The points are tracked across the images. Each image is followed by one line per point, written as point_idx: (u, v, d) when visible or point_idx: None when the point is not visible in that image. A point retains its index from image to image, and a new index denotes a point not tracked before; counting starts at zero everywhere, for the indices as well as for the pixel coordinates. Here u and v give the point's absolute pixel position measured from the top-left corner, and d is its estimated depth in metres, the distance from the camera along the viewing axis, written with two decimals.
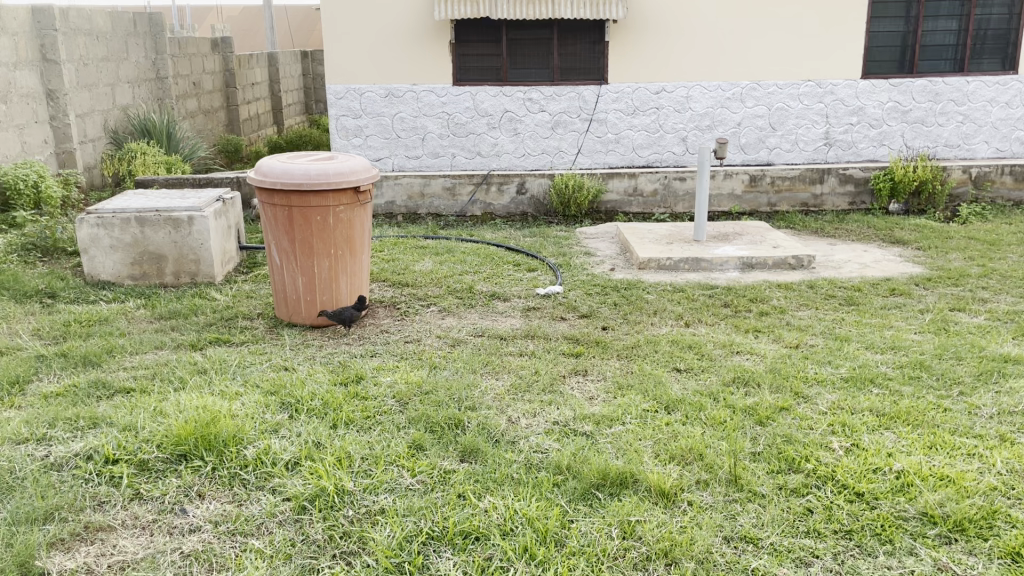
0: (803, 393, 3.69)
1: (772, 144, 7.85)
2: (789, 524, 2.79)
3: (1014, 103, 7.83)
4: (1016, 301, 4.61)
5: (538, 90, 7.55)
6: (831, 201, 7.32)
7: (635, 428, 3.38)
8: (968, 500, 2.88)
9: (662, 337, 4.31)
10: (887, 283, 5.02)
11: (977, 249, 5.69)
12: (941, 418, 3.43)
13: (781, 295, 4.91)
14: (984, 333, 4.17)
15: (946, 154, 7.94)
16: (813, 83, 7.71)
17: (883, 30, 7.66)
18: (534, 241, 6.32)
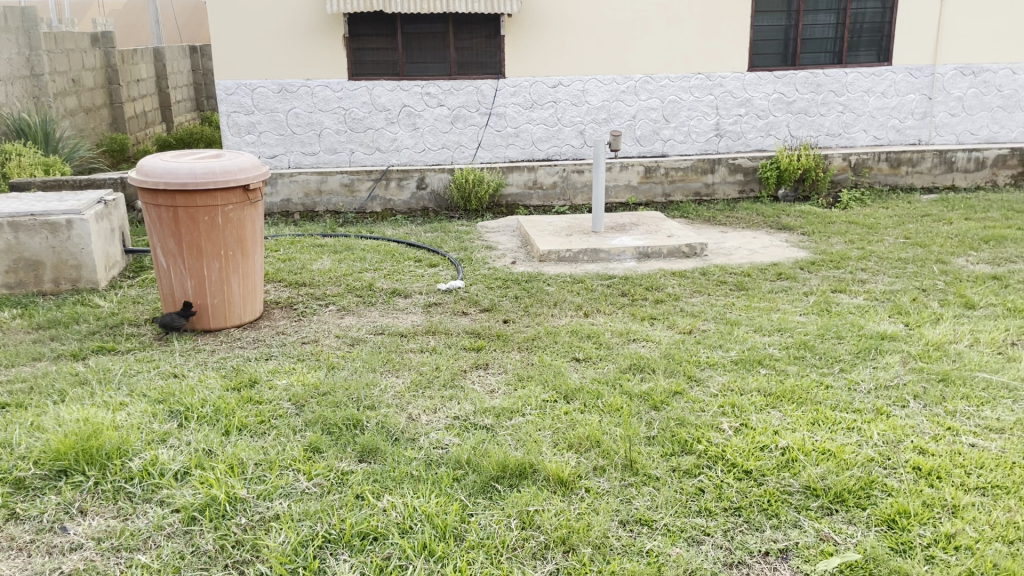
0: (696, 376, 3.73)
1: (666, 136, 8.05)
2: (682, 504, 2.80)
3: (890, 93, 8.18)
4: (891, 282, 4.89)
5: (435, 85, 7.56)
6: (722, 190, 7.67)
7: (535, 418, 3.38)
8: (847, 472, 2.91)
9: (561, 327, 4.42)
10: (773, 268, 5.25)
11: (858, 233, 5.98)
12: (824, 395, 3.48)
13: (675, 282, 5.12)
14: (863, 313, 4.39)
15: (828, 143, 8.24)
16: (702, 76, 7.93)
17: (767, 24, 7.94)
18: (436, 236, 6.39)
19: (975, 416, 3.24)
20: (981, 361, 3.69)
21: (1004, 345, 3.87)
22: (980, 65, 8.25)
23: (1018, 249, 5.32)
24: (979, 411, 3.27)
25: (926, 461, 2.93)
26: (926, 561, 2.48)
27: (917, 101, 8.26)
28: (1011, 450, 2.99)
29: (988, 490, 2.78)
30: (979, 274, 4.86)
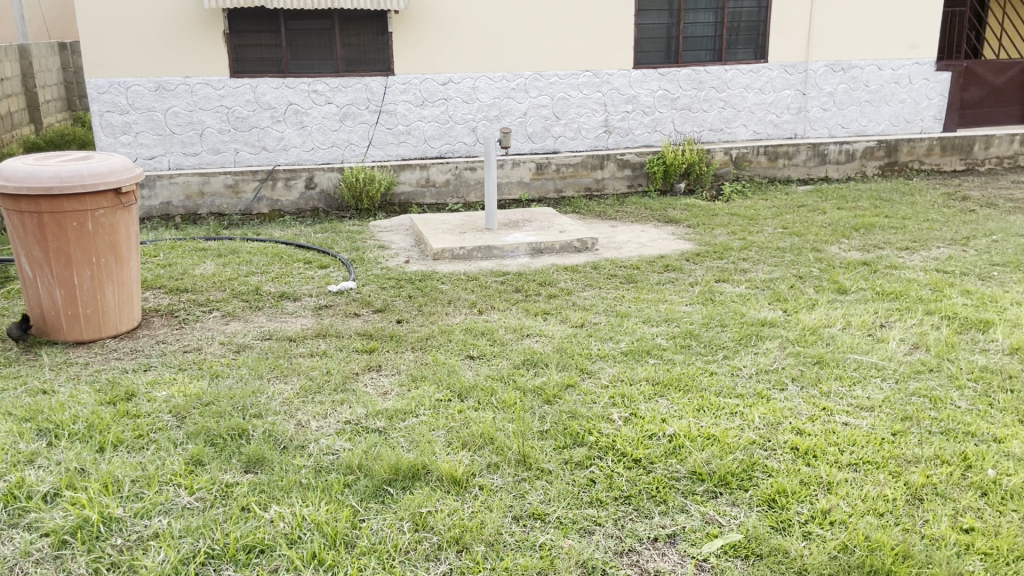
0: (588, 368, 3.79)
1: (557, 133, 8.13)
2: (574, 495, 2.83)
3: (766, 89, 8.53)
4: (771, 270, 5.09)
5: (322, 82, 7.40)
6: (612, 185, 7.83)
7: (428, 419, 3.35)
8: (731, 456, 3.00)
9: (456, 325, 4.39)
10: (661, 261, 5.38)
11: (740, 224, 6.21)
12: (708, 381, 3.59)
13: (567, 277, 5.18)
14: (745, 301, 4.56)
15: (711, 138, 8.53)
16: (590, 73, 8.05)
17: (650, 22, 8.13)
18: (326, 237, 6.25)
19: (847, 396, 3.41)
20: (852, 343, 3.88)
21: (873, 327, 4.08)
22: (849, 61, 8.68)
23: (885, 236, 5.64)
24: (851, 391, 3.44)
25: (803, 441, 3.06)
26: (805, 537, 2.56)
27: (792, 96, 8.64)
28: (880, 426, 3.14)
29: (859, 465, 2.91)
30: (850, 261, 5.13)
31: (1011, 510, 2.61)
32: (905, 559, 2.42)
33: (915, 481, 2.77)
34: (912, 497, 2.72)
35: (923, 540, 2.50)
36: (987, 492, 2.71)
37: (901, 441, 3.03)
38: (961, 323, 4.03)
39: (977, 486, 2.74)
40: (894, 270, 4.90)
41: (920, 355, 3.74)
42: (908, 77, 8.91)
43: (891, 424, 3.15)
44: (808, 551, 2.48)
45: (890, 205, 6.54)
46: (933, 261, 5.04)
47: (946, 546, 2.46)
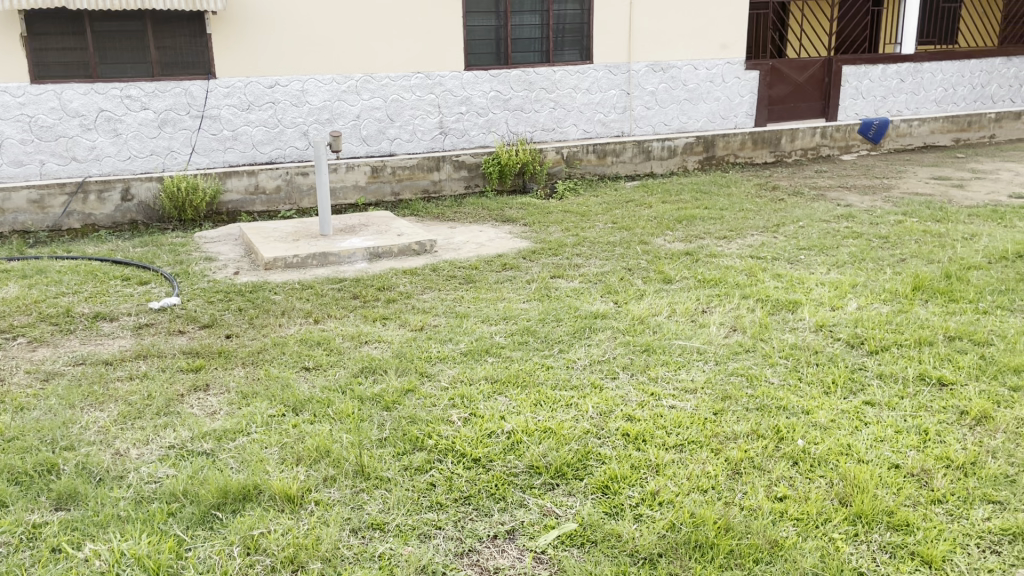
0: (427, 372, 3.72)
1: (391, 135, 8.04)
2: (414, 501, 2.77)
3: (593, 89, 8.83)
4: (602, 264, 5.26)
5: (136, 87, 6.97)
6: (449, 187, 7.85)
7: (260, 436, 3.20)
8: (566, 447, 3.06)
9: (289, 337, 4.22)
10: (498, 260, 5.43)
11: (573, 221, 6.37)
12: (544, 375, 3.65)
13: (406, 280, 5.12)
14: (578, 295, 4.67)
15: (544, 138, 8.72)
16: (421, 75, 8.03)
17: (478, 24, 8.21)
18: (146, 251, 5.88)
19: (674, 380, 3.57)
20: (677, 330, 4.07)
21: (696, 313, 4.30)
22: (667, 62, 9.13)
23: (705, 226, 5.96)
24: (676, 374, 3.61)
25: (633, 428, 3.16)
26: (636, 519, 2.64)
27: (617, 96, 8.98)
28: (703, 407, 3.31)
29: (685, 446, 3.04)
30: (674, 252, 5.38)
31: (819, 476, 2.79)
32: (727, 532, 2.52)
33: (734, 457, 2.93)
34: (732, 471, 2.87)
35: (743, 511, 2.62)
36: (797, 461, 2.89)
37: (722, 420, 3.20)
38: (772, 305, 4.32)
39: (788, 456, 2.92)
40: (713, 258, 5.19)
41: (737, 337, 3.97)
42: (721, 76, 9.48)
43: (712, 404, 3.32)
44: (639, 533, 2.55)
45: (709, 197, 6.93)
46: (748, 248, 5.37)
47: (762, 515, 2.59)
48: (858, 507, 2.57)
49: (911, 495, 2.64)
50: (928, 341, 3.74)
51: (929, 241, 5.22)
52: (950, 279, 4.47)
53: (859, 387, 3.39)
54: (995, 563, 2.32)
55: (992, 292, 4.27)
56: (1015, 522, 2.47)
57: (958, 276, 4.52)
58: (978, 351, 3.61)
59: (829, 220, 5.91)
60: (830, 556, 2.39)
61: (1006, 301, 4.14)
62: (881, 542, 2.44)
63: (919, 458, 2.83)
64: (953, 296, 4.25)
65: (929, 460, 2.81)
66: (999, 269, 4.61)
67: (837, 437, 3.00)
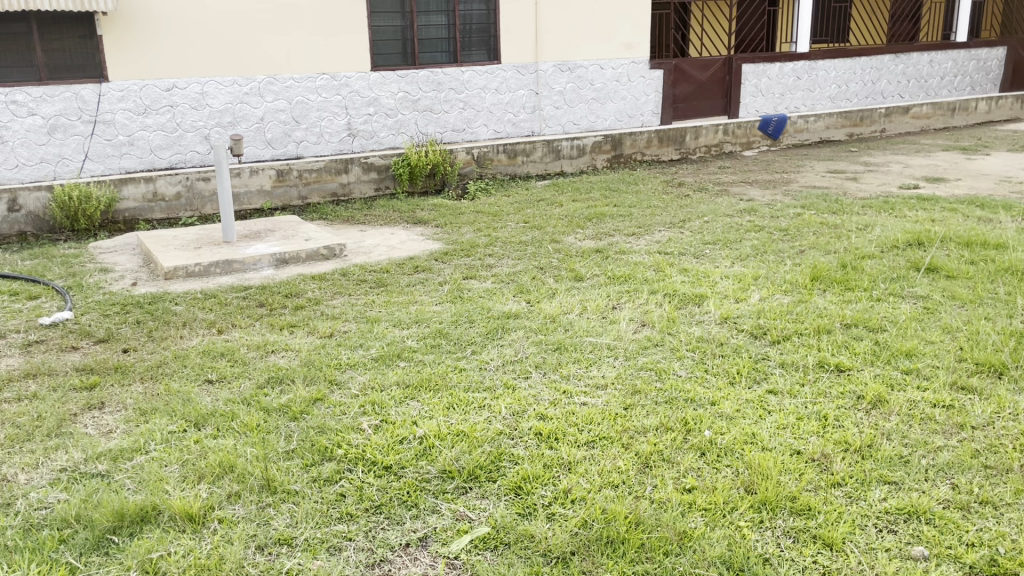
0: (337, 380, 3.61)
1: (298, 138, 7.87)
2: (323, 513, 2.68)
3: (502, 89, 8.84)
4: (515, 264, 5.26)
5: (22, 92, 6.60)
6: (358, 189, 7.73)
7: (160, 454, 3.06)
8: (479, 449, 3.00)
9: (191, 349, 4.06)
10: (410, 263, 5.36)
11: (485, 221, 6.36)
12: (457, 377, 3.58)
13: (315, 286, 5.00)
14: (491, 296, 4.65)
15: (454, 138, 8.69)
16: (327, 76, 7.88)
17: (383, 24, 8.11)
18: (36, 263, 5.59)
19: (585, 377, 3.58)
20: (588, 327, 4.10)
21: (606, 310, 4.34)
22: (574, 61, 9.22)
23: (615, 224, 6.04)
24: (588, 371, 3.63)
25: (546, 426, 3.14)
26: (549, 518, 2.61)
27: (526, 96, 9.01)
28: (613, 402, 3.33)
29: (596, 442, 3.05)
30: (585, 249, 5.43)
31: (725, 465, 2.84)
32: (638, 526, 2.53)
33: (644, 451, 2.95)
34: (642, 465, 2.89)
35: (653, 505, 2.64)
36: (705, 452, 2.94)
37: (632, 415, 3.22)
38: (680, 299, 4.40)
39: (696, 447, 2.96)
40: (623, 255, 5.25)
41: (646, 332, 4.02)
42: (627, 75, 9.64)
43: (623, 400, 3.34)
44: (552, 532, 2.53)
45: (618, 195, 7.02)
46: (656, 244, 5.47)
47: (672, 507, 2.61)
48: (763, 495, 2.63)
49: (812, 480, 2.71)
50: (826, 329, 3.87)
51: (826, 233, 5.42)
52: (846, 269, 4.64)
53: (763, 376, 3.49)
54: (892, 542, 2.40)
55: (884, 280, 4.45)
56: (909, 502, 2.56)
57: (854, 265, 4.70)
58: (872, 337, 3.76)
59: (732, 215, 6.07)
60: (736, 544, 2.42)
61: (898, 288, 4.33)
62: (785, 528, 2.49)
63: (819, 443, 2.92)
64: (849, 285, 4.41)
65: (829, 445, 2.90)
66: (891, 257, 4.81)
67: (742, 426, 3.07)
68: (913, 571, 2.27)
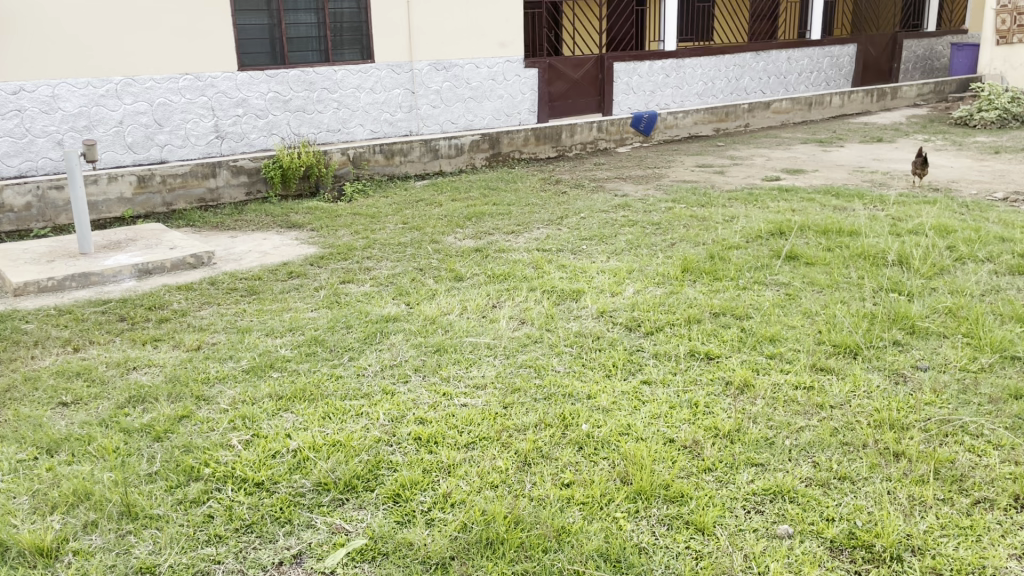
0: (204, 395, 3.45)
1: (161, 141, 7.50)
2: (188, 537, 2.54)
3: (377, 88, 8.71)
4: (393, 266, 5.18)
5: None
6: (227, 194, 7.45)
7: (7, 486, 2.83)
8: (355, 459, 2.91)
9: (44, 370, 3.79)
10: (284, 268, 5.20)
11: (362, 223, 6.25)
12: (333, 386, 3.47)
13: (181, 297, 4.77)
14: (369, 299, 4.55)
15: (329, 139, 8.50)
16: (190, 77, 7.55)
17: (249, 23, 7.82)
18: None
19: (464, 377, 3.54)
20: (467, 327, 4.06)
21: (486, 309, 4.32)
22: (450, 61, 9.18)
23: (494, 222, 6.04)
24: (468, 372, 3.59)
25: (425, 430, 3.07)
26: (428, 524, 2.56)
27: (402, 95, 8.91)
28: (493, 402, 3.30)
29: (476, 442, 3.01)
30: (464, 249, 5.40)
31: (602, 458, 2.87)
32: (517, 525, 2.52)
33: (523, 448, 2.94)
34: (521, 463, 2.87)
35: (532, 502, 2.63)
36: (582, 446, 2.96)
37: (511, 413, 3.20)
38: (558, 295, 4.44)
39: (574, 442, 2.98)
40: (502, 254, 5.26)
41: (526, 329, 4.03)
42: (503, 73, 9.68)
43: (502, 399, 3.32)
44: (430, 538, 2.48)
45: (497, 193, 7.04)
46: (534, 242, 5.50)
47: (550, 504, 2.61)
48: (638, 485, 2.67)
49: (684, 467, 2.78)
50: (696, 319, 3.99)
51: (696, 225, 5.60)
52: (714, 260, 4.81)
53: (637, 368, 3.56)
54: (759, 522, 2.48)
55: (749, 269, 4.63)
56: (775, 482, 2.66)
57: (721, 256, 4.87)
58: (739, 324, 3.90)
59: (608, 210, 6.19)
60: (613, 535, 2.45)
61: (761, 276, 4.51)
62: (659, 515, 2.54)
63: (690, 431, 2.99)
64: (717, 275, 4.57)
65: (699, 432, 2.98)
66: (755, 247, 5.02)
67: (618, 418, 3.12)
68: (779, 548, 2.36)
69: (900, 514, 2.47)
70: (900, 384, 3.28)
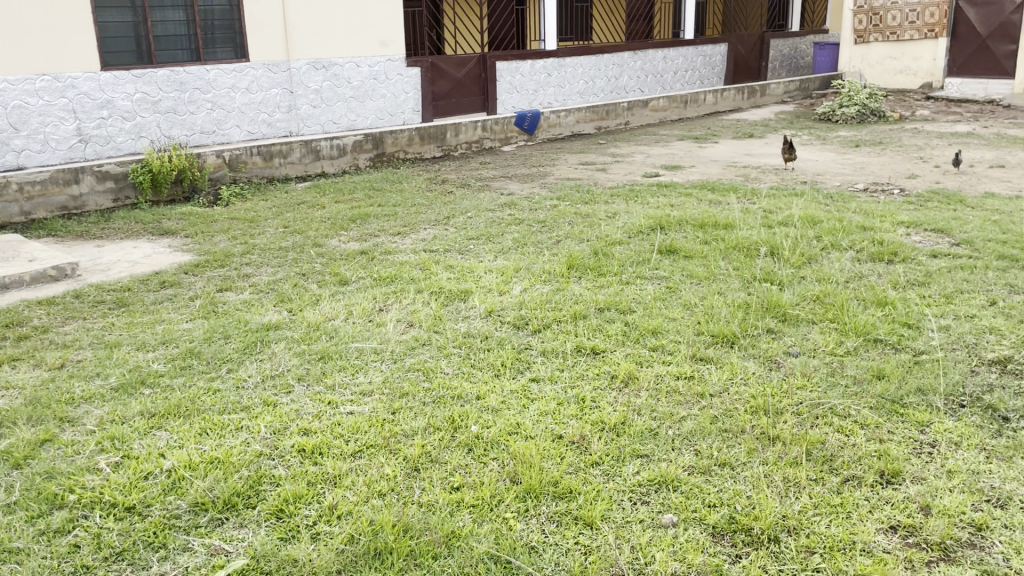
0: (69, 417, 3.24)
1: (18, 146, 7.01)
2: (52, 571, 2.37)
3: (253, 88, 8.44)
4: (274, 272, 5.01)
5: None
6: (93, 201, 7.05)
7: None
8: (235, 475, 2.79)
9: None
10: (156, 278, 4.95)
11: (240, 228, 6.03)
12: (211, 400, 3.32)
13: (41, 312, 4.46)
14: (249, 307, 4.39)
15: (203, 141, 8.17)
16: (49, 78, 7.09)
17: (111, 20, 7.41)
18: None
19: (351, 385, 3.45)
20: (353, 332, 3.97)
21: (372, 313, 4.24)
22: (329, 59, 8.98)
23: (379, 224, 5.95)
24: (354, 378, 3.51)
25: (309, 441, 2.98)
26: (313, 539, 2.48)
27: (279, 95, 8.66)
28: (380, 408, 3.23)
29: (363, 451, 2.94)
30: (349, 252, 5.29)
31: (492, 459, 2.86)
32: (406, 533, 2.47)
33: (412, 454, 2.89)
34: (410, 469, 2.82)
35: (421, 509, 2.58)
36: (471, 448, 2.94)
37: (399, 419, 3.15)
38: (445, 296, 4.41)
39: (463, 444, 2.96)
40: (388, 255, 5.19)
41: (413, 332, 3.98)
42: (384, 72, 9.55)
43: (390, 404, 3.26)
44: (315, 552, 2.40)
45: (382, 194, 6.94)
46: (421, 242, 5.46)
47: (439, 509, 2.58)
48: (527, 483, 2.67)
49: (572, 462, 2.80)
50: (582, 314, 4.04)
51: (580, 222, 5.68)
52: (598, 256, 4.88)
53: (526, 366, 3.57)
54: (645, 513, 2.53)
55: (631, 264, 4.73)
56: (659, 472, 2.72)
57: (604, 252, 4.95)
58: (623, 318, 3.98)
59: (494, 209, 6.20)
60: (503, 536, 2.44)
61: (643, 270, 4.62)
62: (549, 513, 2.55)
63: (577, 426, 3.02)
64: (601, 271, 4.64)
65: (586, 427, 3.01)
66: (637, 242, 5.13)
67: (507, 418, 3.12)
68: (664, 538, 2.41)
69: (776, 496, 2.57)
70: (774, 370, 3.42)
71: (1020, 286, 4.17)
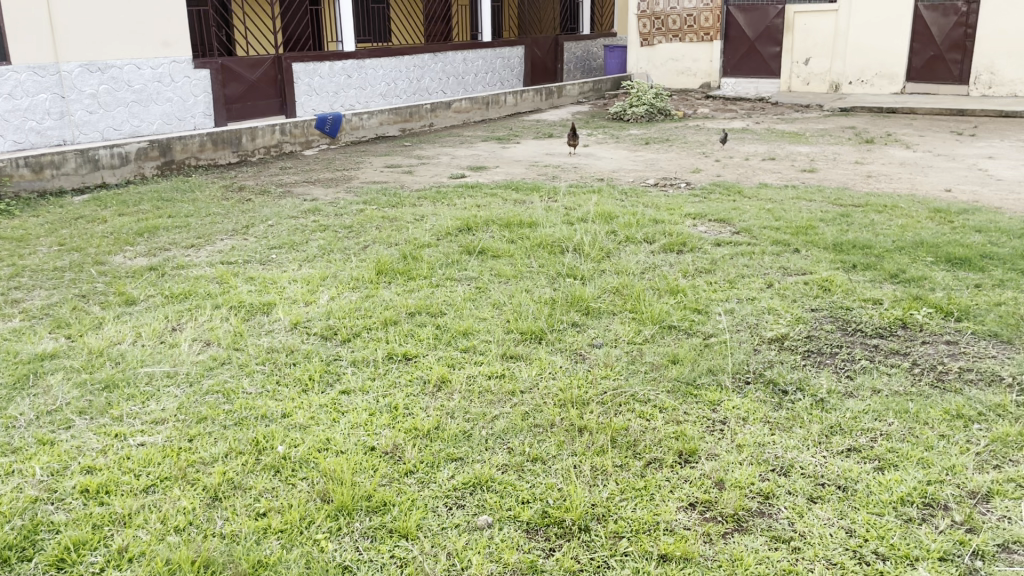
0: None
1: None
2: None
3: (16, 93, 7.66)
4: (48, 295, 4.55)
5: None
6: None
7: None
8: (5, 527, 2.49)
9: None
10: None
11: (7, 248, 5.43)
12: None
13: None
14: (19, 336, 3.95)
15: None
16: None
17: None
18: None
19: (141, 414, 3.19)
20: (142, 356, 3.68)
21: (165, 333, 3.95)
22: (105, 61, 8.31)
23: (170, 237, 5.57)
24: (145, 407, 3.23)
25: (93, 480, 2.72)
26: None
27: (49, 100, 7.93)
28: (175, 436, 3.01)
29: (157, 485, 2.72)
30: (136, 269, 4.90)
31: (300, 479, 2.73)
32: (207, 569, 2.30)
33: (212, 483, 2.70)
34: (211, 499, 2.64)
35: (223, 541, 2.42)
36: (279, 469, 2.80)
37: (198, 446, 2.94)
38: (246, 310, 4.19)
39: (269, 467, 2.81)
40: (180, 270, 4.86)
41: (211, 351, 3.74)
42: (169, 75, 8.96)
43: (186, 431, 3.04)
44: None
45: (172, 205, 6.50)
46: (218, 254, 5.16)
47: (244, 538, 2.43)
48: (339, 501, 2.57)
49: (385, 474, 2.74)
50: (392, 321, 3.97)
51: (387, 226, 5.60)
52: (406, 260, 4.82)
53: (335, 378, 3.45)
54: (460, 517, 2.51)
55: (440, 267, 4.72)
56: (473, 474, 2.72)
57: (413, 255, 4.91)
58: (434, 322, 3.95)
59: (296, 216, 5.98)
60: (315, 559, 2.34)
61: (452, 272, 4.62)
62: (362, 529, 2.47)
63: (390, 435, 2.96)
64: (411, 275, 4.60)
65: (399, 436, 2.95)
66: (445, 244, 5.13)
67: (316, 434, 3.00)
68: (479, 540, 2.40)
69: (585, 486, 2.64)
70: (579, 363, 3.52)
71: (792, 268, 4.56)
